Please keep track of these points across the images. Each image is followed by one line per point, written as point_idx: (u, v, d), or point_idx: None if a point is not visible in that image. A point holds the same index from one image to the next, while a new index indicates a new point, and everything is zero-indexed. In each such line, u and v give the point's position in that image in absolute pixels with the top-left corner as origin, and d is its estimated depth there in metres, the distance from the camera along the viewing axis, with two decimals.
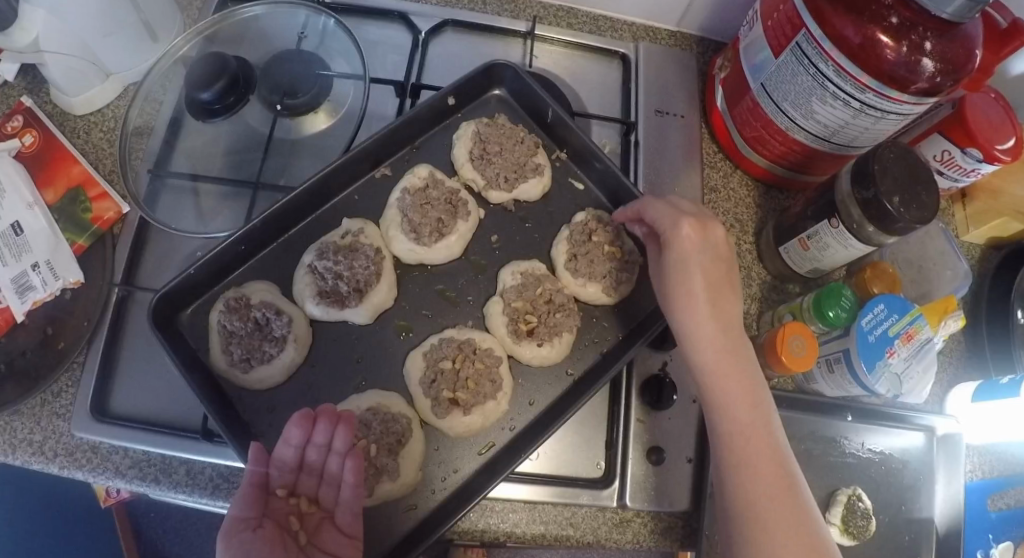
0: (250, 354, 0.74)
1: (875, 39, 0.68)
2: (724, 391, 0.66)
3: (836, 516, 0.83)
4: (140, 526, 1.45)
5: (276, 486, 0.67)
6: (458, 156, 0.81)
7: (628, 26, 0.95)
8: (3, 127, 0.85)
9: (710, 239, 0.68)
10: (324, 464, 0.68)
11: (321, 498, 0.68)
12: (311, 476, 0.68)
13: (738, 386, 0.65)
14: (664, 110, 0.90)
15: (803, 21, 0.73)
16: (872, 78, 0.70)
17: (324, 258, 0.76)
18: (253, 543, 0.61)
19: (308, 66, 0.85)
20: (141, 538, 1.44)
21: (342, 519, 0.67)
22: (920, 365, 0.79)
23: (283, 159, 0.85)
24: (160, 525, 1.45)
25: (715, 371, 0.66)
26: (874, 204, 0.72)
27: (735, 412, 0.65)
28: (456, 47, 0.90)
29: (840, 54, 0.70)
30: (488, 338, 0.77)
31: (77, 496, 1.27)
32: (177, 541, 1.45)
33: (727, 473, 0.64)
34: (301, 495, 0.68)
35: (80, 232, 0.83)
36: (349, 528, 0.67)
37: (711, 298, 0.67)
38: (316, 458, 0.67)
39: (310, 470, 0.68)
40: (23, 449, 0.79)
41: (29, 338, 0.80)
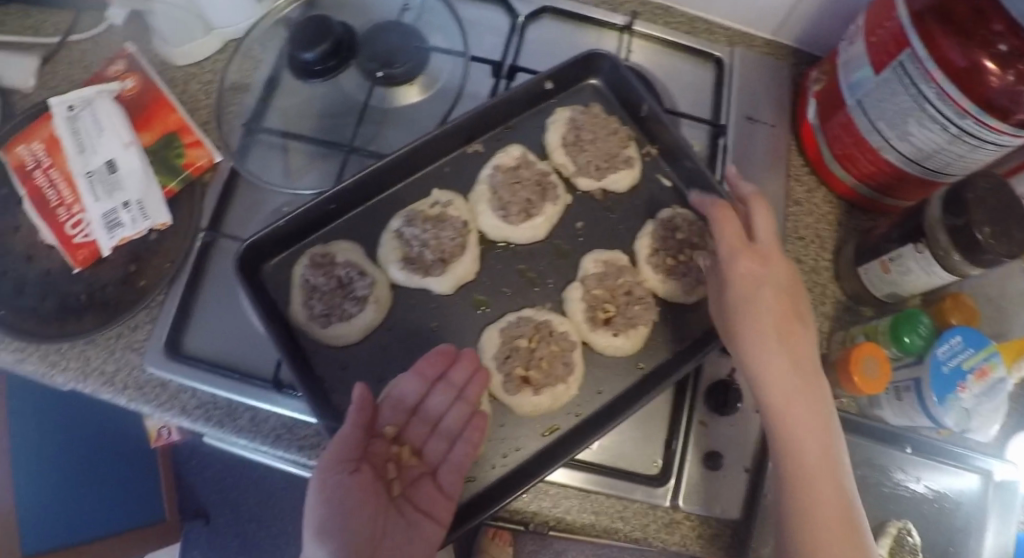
0: (330, 311, 0.75)
1: (982, 65, 0.68)
2: (791, 430, 0.64)
3: (883, 546, 0.82)
4: (181, 471, 1.51)
5: (386, 426, 0.70)
6: (551, 140, 0.81)
7: (724, 31, 0.96)
8: (106, 70, 0.88)
9: (770, 268, 0.69)
10: (443, 415, 0.71)
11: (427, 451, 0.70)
12: (421, 425, 0.71)
13: (811, 422, 0.64)
14: (754, 117, 0.91)
15: (911, 39, 0.72)
16: (974, 105, 0.69)
17: (411, 225, 0.78)
18: (350, 484, 0.61)
19: (406, 38, 0.86)
20: (183, 483, 1.50)
21: (444, 477, 0.68)
22: (990, 404, 0.77)
23: (375, 127, 0.86)
24: (200, 473, 1.51)
25: (781, 407, 0.65)
26: (963, 233, 0.70)
27: (803, 452, 0.64)
28: (555, 34, 0.91)
29: (944, 76, 0.70)
30: (564, 322, 0.77)
31: (128, 430, 1.36)
32: (214, 490, 1.51)
33: (787, 519, 0.63)
34: (404, 443, 0.70)
35: (171, 176, 0.85)
36: (448, 487, 0.68)
37: (781, 331, 0.67)
38: (439, 404, 0.70)
39: (424, 418, 0.71)
40: (94, 377, 0.82)
41: (113, 273, 0.83)
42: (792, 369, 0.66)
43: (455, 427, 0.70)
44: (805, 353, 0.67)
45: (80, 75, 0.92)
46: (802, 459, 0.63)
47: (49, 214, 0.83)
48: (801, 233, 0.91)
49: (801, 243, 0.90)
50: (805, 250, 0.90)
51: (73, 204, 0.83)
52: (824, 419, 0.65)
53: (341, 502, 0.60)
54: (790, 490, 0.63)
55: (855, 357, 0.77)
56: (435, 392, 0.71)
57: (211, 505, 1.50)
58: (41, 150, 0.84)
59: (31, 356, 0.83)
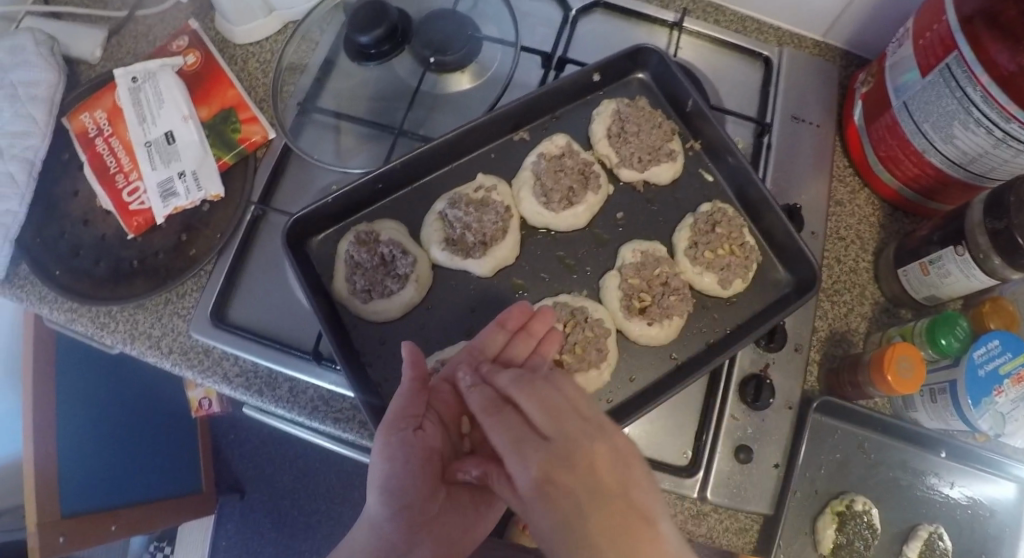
0: (371, 286, 0.77)
1: None
2: None
3: (912, 549, 0.82)
4: (220, 444, 1.57)
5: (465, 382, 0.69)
6: (596, 130, 0.83)
7: (774, 31, 0.97)
8: (171, 46, 0.92)
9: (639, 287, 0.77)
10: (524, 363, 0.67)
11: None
12: None
13: None
14: (800, 117, 0.91)
15: (957, 42, 0.72)
16: (1021, 109, 0.69)
17: (455, 207, 0.79)
18: (415, 440, 0.62)
19: (461, 28, 0.87)
20: (221, 457, 1.56)
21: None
22: None
23: (424, 112, 0.88)
24: (237, 448, 1.57)
25: None
26: (1004, 235, 0.71)
27: None
28: (605, 28, 0.93)
29: (990, 80, 0.70)
30: (601, 309, 0.78)
31: (172, 398, 1.42)
32: (250, 466, 1.56)
33: None
34: None
35: (227, 149, 0.88)
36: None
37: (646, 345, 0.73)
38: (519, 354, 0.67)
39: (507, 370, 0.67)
40: (141, 341, 0.84)
41: (164, 241, 0.86)
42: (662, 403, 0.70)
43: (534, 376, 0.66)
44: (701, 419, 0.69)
45: (143, 49, 0.96)
46: None
47: (107, 181, 0.86)
48: (842, 234, 0.91)
49: (841, 244, 0.90)
50: (844, 251, 0.90)
51: (131, 172, 0.86)
52: None
53: (404, 462, 0.61)
54: None
55: (889, 356, 0.76)
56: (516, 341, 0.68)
57: (246, 480, 1.56)
58: (103, 119, 0.88)
59: (81, 317, 0.86)
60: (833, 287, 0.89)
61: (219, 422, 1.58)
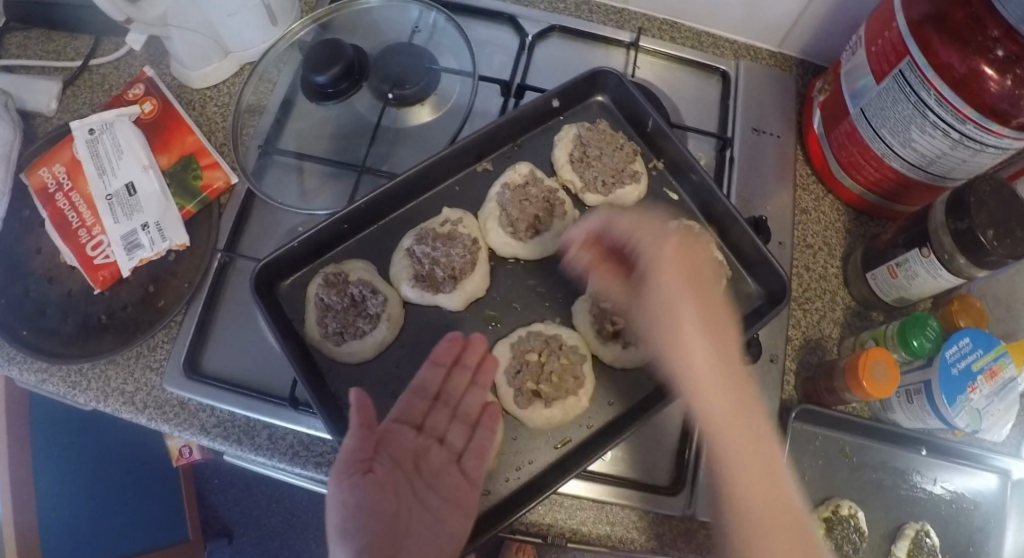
0: (343, 329, 0.75)
1: (980, 71, 0.69)
2: (727, 441, 0.65)
3: (900, 549, 0.82)
4: (203, 489, 1.53)
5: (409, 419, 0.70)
6: (558, 157, 0.83)
7: (730, 44, 0.98)
8: (126, 94, 0.91)
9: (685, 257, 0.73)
10: (462, 397, 0.72)
11: (449, 437, 0.70)
12: (446, 408, 0.72)
13: (725, 403, 0.66)
14: (761, 128, 0.94)
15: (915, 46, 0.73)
16: (976, 110, 0.70)
17: (422, 243, 0.78)
18: (367, 482, 0.62)
19: (417, 60, 0.87)
20: (205, 503, 1.52)
21: (466, 461, 0.69)
22: (1002, 403, 0.77)
23: (387, 146, 0.88)
24: (222, 491, 1.53)
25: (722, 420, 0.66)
26: (967, 236, 0.72)
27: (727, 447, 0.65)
28: (561, 52, 0.94)
29: (943, 83, 0.71)
30: (574, 335, 0.78)
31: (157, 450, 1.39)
32: (238, 509, 1.53)
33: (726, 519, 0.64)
34: (431, 431, 0.70)
35: (189, 199, 0.87)
36: (470, 470, 0.68)
37: (685, 288, 0.71)
38: (459, 387, 0.72)
39: (447, 402, 0.72)
40: (114, 398, 0.83)
41: (132, 294, 0.85)
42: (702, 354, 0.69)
43: (476, 407, 0.72)
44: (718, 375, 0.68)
45: (99, 97, 0.95)
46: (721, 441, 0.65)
47: (71, 236, 0.85)
48: (810, 240, 0.92)
49: (810, 252, 0.91)
50: (813, 258, 0.91)
51: (94, 226, 0.85)
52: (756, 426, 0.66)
53: (360, 501, 0.60)
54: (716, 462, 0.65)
55: (863, 361, 0.77)
56: (453, 377, 0.72)
57: (234, 523, 1.53)
58: (62, 172, 0.87)
59: (52, 377, 0.84)
60: (805, 295, 0.90)
61: (202, 466, 1.54)
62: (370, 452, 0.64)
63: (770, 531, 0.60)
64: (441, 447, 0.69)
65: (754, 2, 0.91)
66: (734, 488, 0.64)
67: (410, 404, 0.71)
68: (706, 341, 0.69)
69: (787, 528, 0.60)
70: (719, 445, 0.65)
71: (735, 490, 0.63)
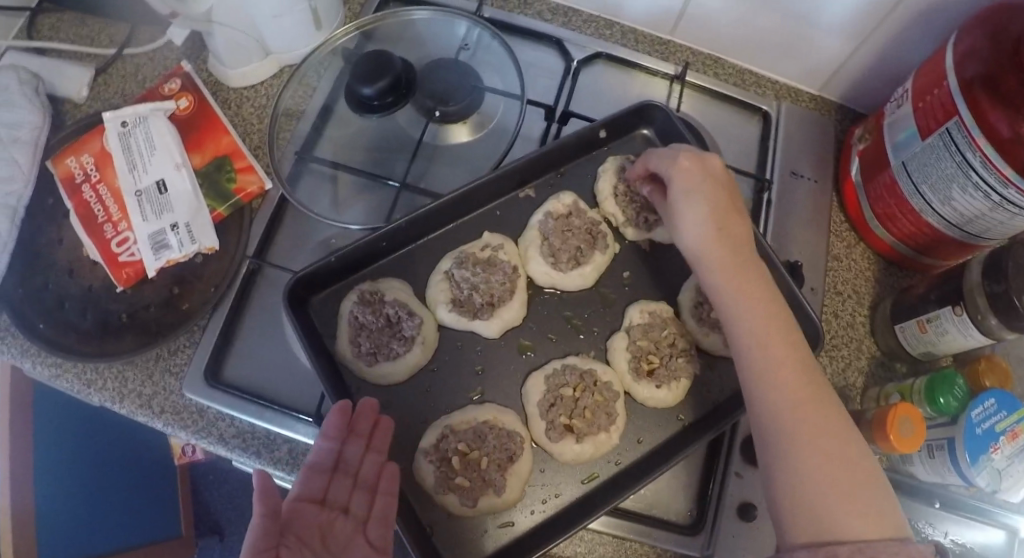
0: (377, 349, 0.75)
1: None
2: (790, 414, 0.62)
3: None
4: (198, 486, 1.51)
5: (310, 492, 0.66)
6: (602, 188, 0.83)
7: (772, 84, 0.99)
8: (162, 88, 0.89)
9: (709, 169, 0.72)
10: (360, 465, 0.69)
11: (352, 506, 0.67)
12: (345, 476, 0.68)
13: (789, 380, 0.63)
14: (798, 171, 0.94)
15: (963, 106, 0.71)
16: (1017, 173, 0.68)
17: (462, 267, 0.79)
18: None
19: (464, 78, 0.86)
20: (199, 499, 1.50)
21: (370, 530, 0.66)
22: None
23: (426, 163, 0.88)
24: (215, 488, 1.51)
25: (785, 399, 0.63)
26: (1002, 299, 0.72)
27: (795, 413, 0.62)
28: (606, 80, 0.94)
29: (988, 144, 0.69)
30: (609, 371, 0.78)
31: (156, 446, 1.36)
32: (230, 507, 1.51)
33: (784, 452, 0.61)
34: (331, 504, 0.66)
35: (221, 201, 0.85)
36: (377, 540, 0.66)
37: (721, 221, 0.70)
38: (354, 456, 0.69)
39: (346, 470, 0.68)
40: (131, 399, 0.80)
41: (155, 294, 0.82)
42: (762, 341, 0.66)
43: (374, 474, 0.69)
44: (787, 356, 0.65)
45: (132, 88, 0.92)
46: (785, 415, 0.62)
47: (95, 230, 0.82)
48: (839, 288, 0.92)
49: (839, 298, 0.92)
50: (841, 305, 0.91)
51: (120, 222, 0.82)
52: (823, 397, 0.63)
53: None
54: (780, 432, 0.62)
55: (891, 416, 0.77)
56: (349, 445, 0.69)
57: (225, 521, 1.50)
58: (90, 163, 0.84)
59: (67, 374, 0.81)
60: (831, 341, 0.90)
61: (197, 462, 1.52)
62: (273, 541, 0.58)
63: (840, 512, 0.58)
64: (347, 518, 0.66)
65: (801, 45, 0.91)
66: (801, 461, 0.60)
67: (309, 478, 0.67)
68: (772, 327, 0.66)
69: (862, 504, 0.58)
70: (788, 420, 0.62)
71: (802, 470, 0.60)
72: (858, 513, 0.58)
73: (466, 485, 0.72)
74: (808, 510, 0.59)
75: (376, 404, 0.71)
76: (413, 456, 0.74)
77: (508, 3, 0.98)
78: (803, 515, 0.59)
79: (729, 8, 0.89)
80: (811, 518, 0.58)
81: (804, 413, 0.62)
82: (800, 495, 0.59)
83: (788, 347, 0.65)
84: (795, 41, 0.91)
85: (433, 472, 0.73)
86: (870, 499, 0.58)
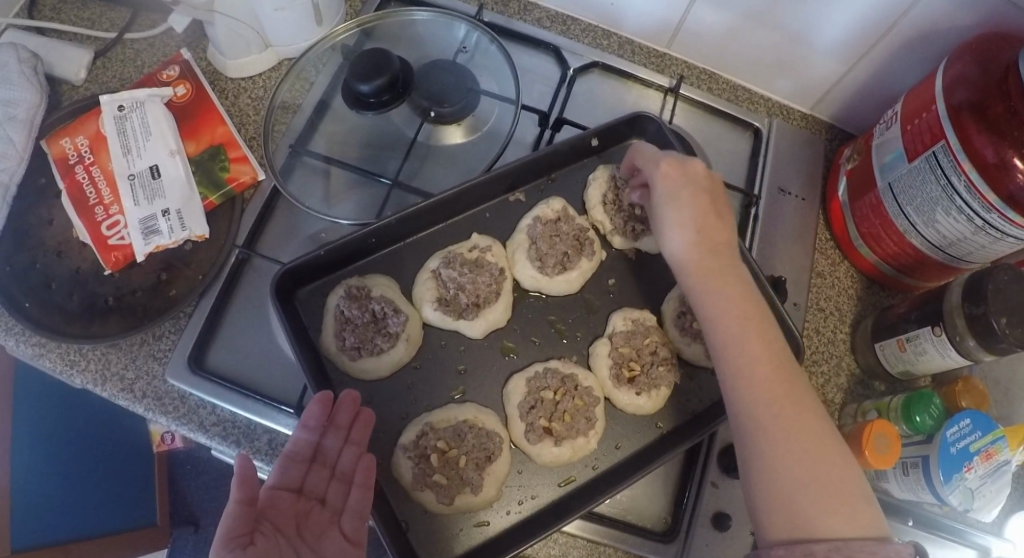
0: (361, 344, 0.76)
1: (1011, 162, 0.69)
2: (766, 408, 0.63)
3: None
4: (176, 476, 1.51)
5: (287, 481, 0.66)
6: (591, 196, 0.84)
7: (764, 101, 1.00)
8: (160, 75, 0.90)
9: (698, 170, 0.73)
10: (338, 457, 0.70)
11: (328, 497, 0.67)
12: (323, 468, 0.69)
13: (770, 378, 0.64)
14: (785, 189, 0.95)
15: (954, 124, 0.72)
16: (1000, 199, 0.69)
17: (449, 266, 0.80)
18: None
19: (460, 79, 0.87)
20: (175, 489, 1.50)
21: (346, 522, 0.66)
22: (994, 485, 0.78)
23: (418, 162, 0.88)
24: (193, 478, 1.50)
25: (759, 398, 0.64)
26: (981, 321, 0.73)
27: (767, 408, 0.63)
28: (600, 88, 0.95)
29: (974, 169, 0.71)
30: (590, 376, 0.79)
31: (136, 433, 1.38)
32: (207, 499, 1.50)
33: (757, 452, 0.62)
34: (310, 494, 0.67)
35: (214, 189, 0.86)
36: (350, 532, 0.66)
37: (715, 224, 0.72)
38: (332, 447, 0.69)
39: (324, 462, 0.69)
40: (112, 382, 0.80)
41: (143, 279, 0.82)
42: (748, 340, 0.66)
43: (350, 467, 0.70)
44: (768, 357, 0.66)
45: (131, 74, 0.93)
46: (762, 413, 0.63)
47: (86, 212, 0.82)
48: (822, 304, 0.93)
49: (821, 315, 0.93)
50: (824, 322, 0.92)
51: (111, 205, 0.82)
52: (801, 395, 0.64)
53: None
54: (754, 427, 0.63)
55: (867, 432, 0.78)
56: (328, 435, 0.69)
57: (201, 513, 1.49)
58: (84, 145, 0.84)
59: (51, 353, 0.81)
60: (813, 357, 0.91)
61: (176, 452, 1.52)
62: (249, 525, 0.58)
63: (812, 509, 0.59)
64: (322, 508, 0.66)
65: (794, 63, 0.93)
66: (784, 455, 0.61)
67: (287, 468, 0.67)
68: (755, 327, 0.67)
69: (844, 507, 0.59)
70: (777, 410, 0.63)
71: (775, 468, 0.61)
72: (840, 515, 0.58)
73: (442, 482, 0.72)
74: (787, 510, 0.59)
75: (356, 396, 0.71)
76: (392, 451, 0.75)
77: (508, 8, 1.00)
78: (776, 514, 0.60)
79: (726, 24, 0.91)
80: (790, 519, 0.59)
81: (789, 411, 0.63)
82: (784, 496, 0.60)
83: (769, 348, 0.66)
84: (790, 59, 0.92)
85: (411, 468, 0.73)
86: (852, 504, 0.59)
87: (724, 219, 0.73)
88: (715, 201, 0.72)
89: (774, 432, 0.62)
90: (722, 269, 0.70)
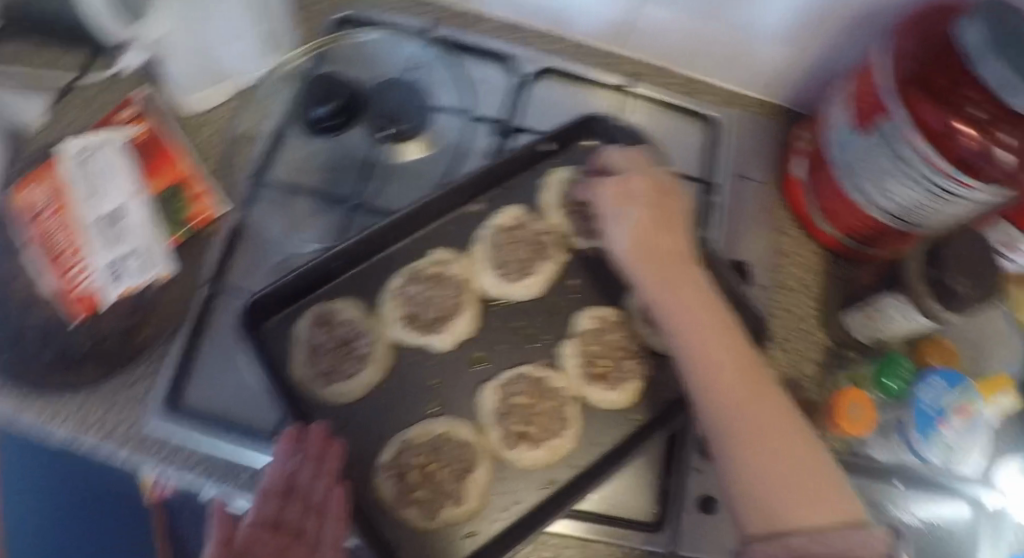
0: (332, 367, 0.77)
1: (953, 128, 0.70)
2: (736, 416, 0.64)
3: None
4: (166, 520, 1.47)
5: (262, 520, 0.65)
6: (547, 200, 0.86)
7: (715, 89, 1.02)
8: (116, 116, 0.88)
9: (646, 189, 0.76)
10: (310, 491, 0.68)
11: (305, 529, 0.66)
12: (296, 502, 0.67)
13: (736, 381, 0.65)
14: (744, 173, 0.96)
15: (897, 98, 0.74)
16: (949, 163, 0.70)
17: (413, 282, 0.81)
18: None
19: (413, 96, 0.89)
20: None
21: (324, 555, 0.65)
22: (974, 438, 0.79)
23: (376, 182, 0.89)
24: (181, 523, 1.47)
25: (730, 403, 0.64)
26: (940, 285, 0.75)
27: (738, 416, 0.64)
28: (552, 93, 0.96)
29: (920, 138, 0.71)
30: (560, 377, 0.80)
31: (115, 480, 1.35)
32: None
33: (728, 459, 0.63)
34: (287, 529, 0.66)
35: (176, 227, 0.86)
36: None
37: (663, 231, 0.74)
38: (304, 480, 0.67)
39: (297, 496, 0.67)
40: (90, 430, 0.80)
41: (109, 324, 0.82)
42: (711, 347, 0.67)
43: (322, 497, 0.69)
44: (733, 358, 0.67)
45: (86, 120, 0.94)
46: (733, 420, 0.63)
47: (49, 262, 0.80)
48: (789, 283, 0.93)
49: (788, 291, 0.93)
50: (794, 299, 0.92)
51: (73, 252, 0.79)
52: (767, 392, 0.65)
53: None
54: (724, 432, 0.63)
55: (838, 402, 0.79)
56: (297, 469, 0.67)
57: None
58: (42, 194, 0.82)
59: (22, 408, 0.80)
60: (785, 336, 0.91)
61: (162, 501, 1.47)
62: None
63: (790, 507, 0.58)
64: (300, 542, 0.66)
65: (736, 51, 0.94)
66: (752, 453, 0.61)
67: (262, 507, 0.66)
68: (714, 334, 0.68)
69: (819, 498, 0.59)
70: (744, 408, 0.64)
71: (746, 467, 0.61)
72: (814, 503, 0.58)
73: (426, 497, 0.73)
74: (764, 509, 0.59)
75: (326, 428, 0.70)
76: (372, 472, 0.75)
77: (454, 23, 1.01)
78: (754, 514, 0.59)
79: (668, 16, 0.93)
80: (766, 515, 0.59)
81: (752, 410, 0.63)
82: (761, 492, 0.60)
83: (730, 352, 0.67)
84: (735, 46, 0.94)
85: (392, 485, 0.73)
86: (823, 493, 0.59)
87: (670, 221, 0.75)
88: (664, 209, 0.75)
89: (741, 434, 0.63)
90: (679, 274, 0.72)
